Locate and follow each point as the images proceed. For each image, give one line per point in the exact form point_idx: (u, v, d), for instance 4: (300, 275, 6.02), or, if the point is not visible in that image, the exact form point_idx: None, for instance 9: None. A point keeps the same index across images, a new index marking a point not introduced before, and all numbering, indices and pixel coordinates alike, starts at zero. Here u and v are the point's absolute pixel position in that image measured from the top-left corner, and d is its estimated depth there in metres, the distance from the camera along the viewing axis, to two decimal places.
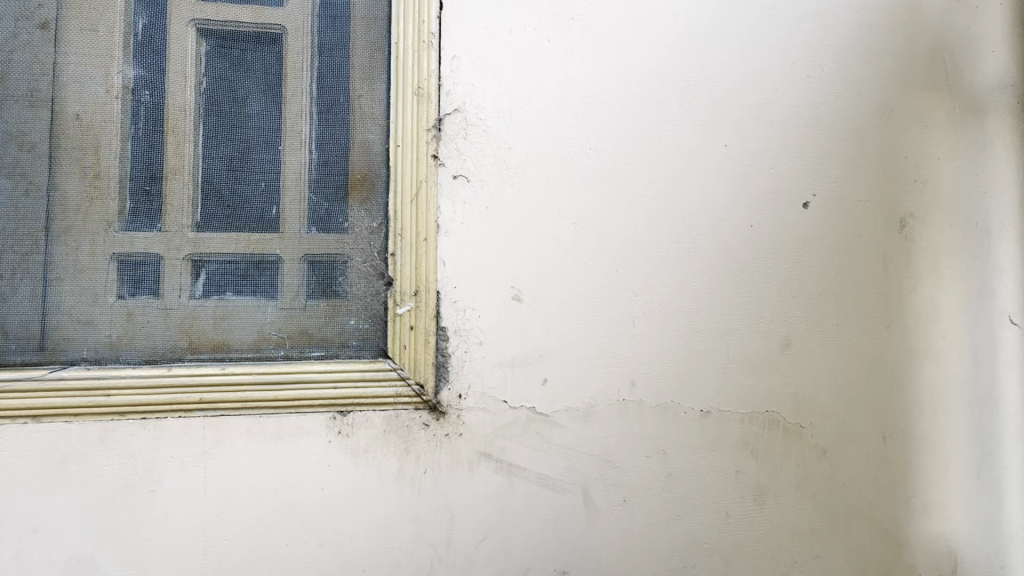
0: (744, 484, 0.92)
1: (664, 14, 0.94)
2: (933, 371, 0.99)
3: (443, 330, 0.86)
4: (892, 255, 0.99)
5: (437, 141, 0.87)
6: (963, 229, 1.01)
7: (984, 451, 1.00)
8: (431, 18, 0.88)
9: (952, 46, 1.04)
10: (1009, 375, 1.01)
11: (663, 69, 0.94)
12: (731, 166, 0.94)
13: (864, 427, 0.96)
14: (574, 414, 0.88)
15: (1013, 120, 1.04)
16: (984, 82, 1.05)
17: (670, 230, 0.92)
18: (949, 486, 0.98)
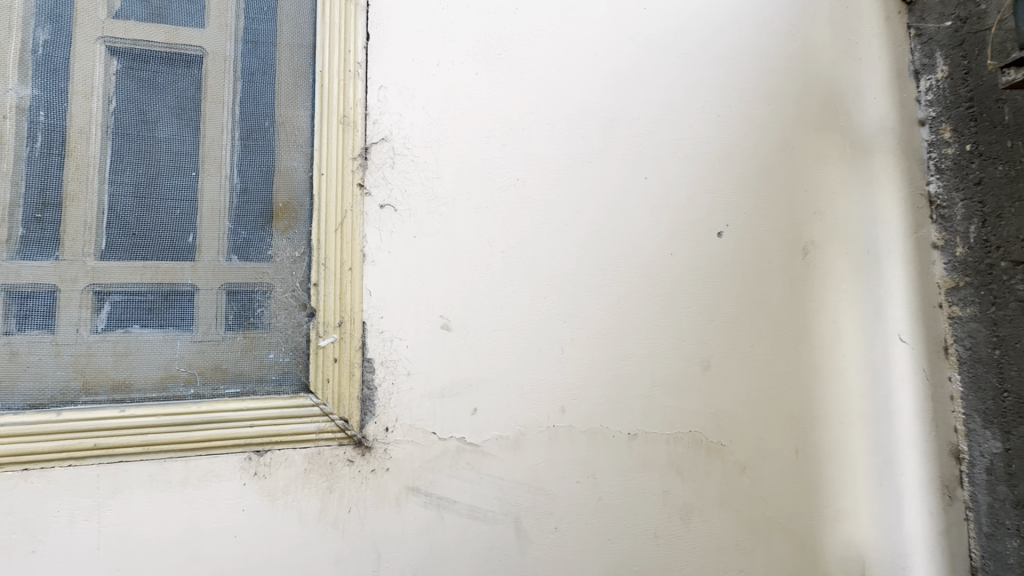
0: (671, 504, 0.95)
1: (587, 54, 0.99)
2: (836, 387, 1.07)
3: (369, 361, 0.84)
4: (797, 280, 1.07)
5: (363, 170, 0.87)
6: (856, 256, 1.12)
7: (883, 460, 1.08)
8: (356, 47, 0.88)
9: (841, 92, 1.16)
10: (899, 388, 1.11)
11: (587, 105, 0.98)
12: (652, 197, 1.00)
13: (779, 443, 1.02)
14: (504, 443, 0.87)
15: (894, 158, 1.17)
16: (869, 125, 1.17)
17: (596, 259, 0.95)
18: (855, 493, 1.06)
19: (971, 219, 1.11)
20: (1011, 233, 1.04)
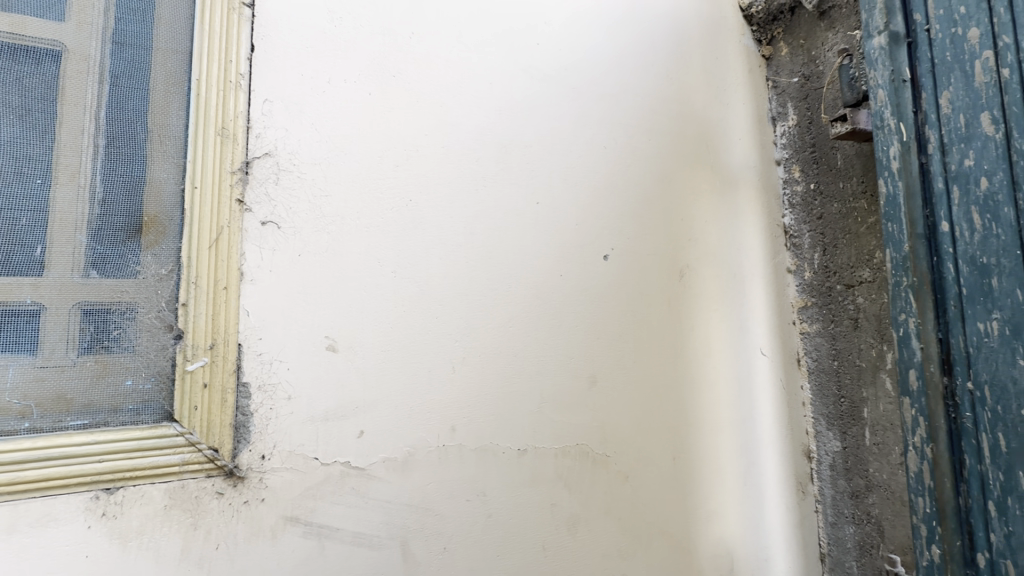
0: (558, 515, 0.98)
1: (482, 82, 1.03)
2: (709, 397, 1.18)
3: (244, 386, 0.80)
4: (675, 300, 1.17)
5: (243, 185, 0.83)
6: (725, 278, 1.25)
7: (748, 462, 1.20)
8: (239, 58, 0.85)
9: (713, 132, 1.30)
10: (761, 396, 1.25)
11: (481, 130, 1.02)
12: (543, 221, 1.05)
13: (659, 451, 1.10)
14: (392, 465, 0.87)
15: (755, 193, 1.33)
16: (735, 162, 1.32)
17: (488, 279, 0.98)
18: (724, 495, 1.16)
19: (814, 248, 1.29)
20: (843, 261, 1.22)
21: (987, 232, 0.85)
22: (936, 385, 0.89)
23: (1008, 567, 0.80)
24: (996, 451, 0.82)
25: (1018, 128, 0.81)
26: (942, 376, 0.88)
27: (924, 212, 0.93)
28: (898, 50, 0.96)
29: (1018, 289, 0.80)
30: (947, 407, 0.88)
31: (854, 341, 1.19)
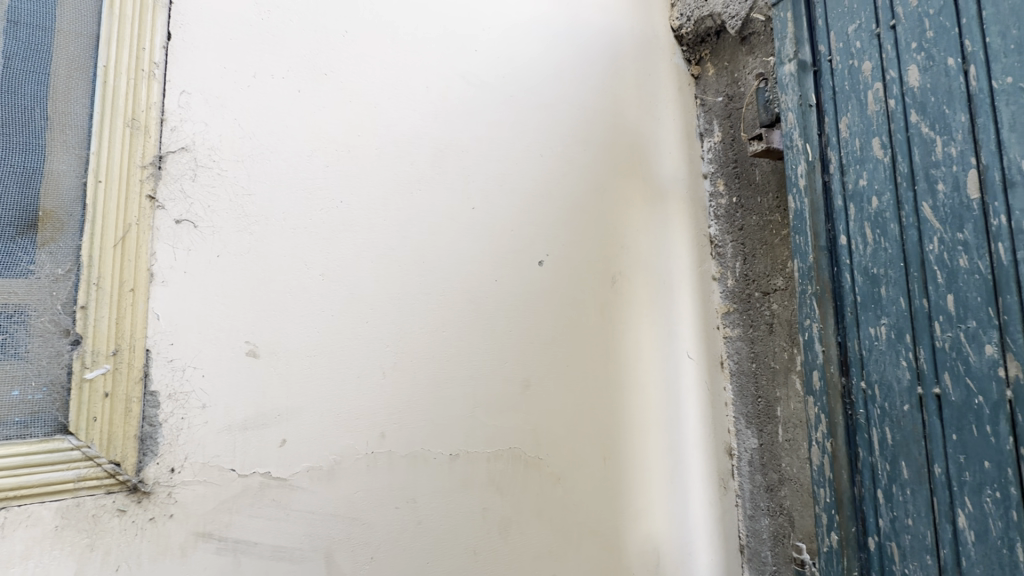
0: (490, 520, 0.99)
1: (417, 85, 1.03)
2: (638, 399, 1.23)
3: (152, 394, 0.75)
4: (607, 305, 1.21)
5: (155, 180, 0.79)
6: (655, 285, 1.30)
7: (675, 461, 1.26)
8: (153, 46, 0.81)
9: (645, 144, 1.36)
10: (687, 397, 1.31)
11: (417, 133, 1.02)
12: (478, 226, 1.06)
13: (590, 453, 1.13)
14: (316, 474, 0.84)
15: (684, 204, 1.41)
16: (666, 175, 1.39)
17: (422, 283, 0.97)
18: (652, 493, 1.21)
19: (736, 257, 1.37)
20: (760, 270, 1.30)
21: (876, 245, 0.93)
22: (835, 384, 0.98)
23: (893, 548, 0.88)
24: (884, 444, 0.90)
25: (902, 153, 0.90)
26: (840, 376, 0.97)
27: (827, 226, 1.01)
28: (806, 77, 1.06)
29: (901, 298, 0.89)
30: (844, 405, 0.96)
31: (769, 345, 1.28)
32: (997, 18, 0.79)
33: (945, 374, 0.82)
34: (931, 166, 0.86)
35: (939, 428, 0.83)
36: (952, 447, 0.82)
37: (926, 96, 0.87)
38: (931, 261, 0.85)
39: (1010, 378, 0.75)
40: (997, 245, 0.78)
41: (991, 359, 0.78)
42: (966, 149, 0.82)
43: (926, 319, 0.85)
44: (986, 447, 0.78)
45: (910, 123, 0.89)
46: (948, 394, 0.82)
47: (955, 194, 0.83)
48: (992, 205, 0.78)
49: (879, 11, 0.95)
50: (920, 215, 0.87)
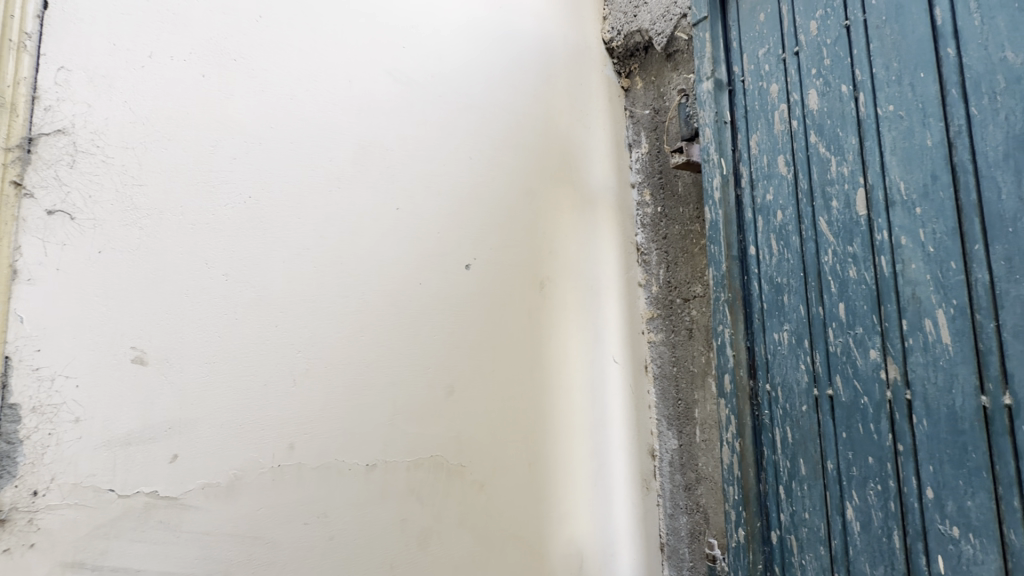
0: (409, 531, 0.95)
1: (339, 78, 0.99)
2: (564, 403, 1.24)
3: (12, 408, 0.66)
4: (535, 310, 1.21)
5: (23, 165, 0.70)
6: (583, 290, 1.32)
7: (599, 463, 1.28)
8: (25, 14, 0.72)
9: (575, 152, 1.38)
10: (612, 401, 1.34)
11: (337, 129, 0.97)
12: (402, 227, 1.03)
13: (515, 458, 1.12)
14: (213, 491, 0.78)
15: (612, 212, 1.44)
16: (595, 183, 1.42)
17: (339, 285, 0.93)
18: (576, 496, 1.22)
19: (660, 265, 1.43)
20: (681, 277, 1.36)
21: (781, 256, 0.99)
22: (743, 387, 1.03)
23: (792, 541, 0.94)
24: (785, 442, 0.96)
25: (803, 171, 0.96)
26: (748, 379, 1.02)
27: (738, 237, 1.07)
28: (722, 95, 1.12)
29: (801, 305, 0.95)
30: (752, 406, 1.02)
31: (689, 349, 1.33)
32: (881, 51, 0.86)
33: (838, 376, 0.89)
34: (827, 184, 0.92)
35: (832, 427, 0.89)
36: (842, 445, 0.88)
37: (823, 119, 0.94)
38: (826, 272, 0.92)
39: (890, 380, 0.82)
40: (880, 258, 0.85)
41: (874, 363, 0.84)
42: (855, 169, 0.89)
43: (822, 325, 0.92)
44: (870, 444, 0.84)
45: (810, 143, 0.96)
46: (839, 395, 0.89)
47: (846, 210, 0.89)
48: (876, 222, 0.86)
49: (785, 38, 1.02)
50: (817, 229, 0.93)
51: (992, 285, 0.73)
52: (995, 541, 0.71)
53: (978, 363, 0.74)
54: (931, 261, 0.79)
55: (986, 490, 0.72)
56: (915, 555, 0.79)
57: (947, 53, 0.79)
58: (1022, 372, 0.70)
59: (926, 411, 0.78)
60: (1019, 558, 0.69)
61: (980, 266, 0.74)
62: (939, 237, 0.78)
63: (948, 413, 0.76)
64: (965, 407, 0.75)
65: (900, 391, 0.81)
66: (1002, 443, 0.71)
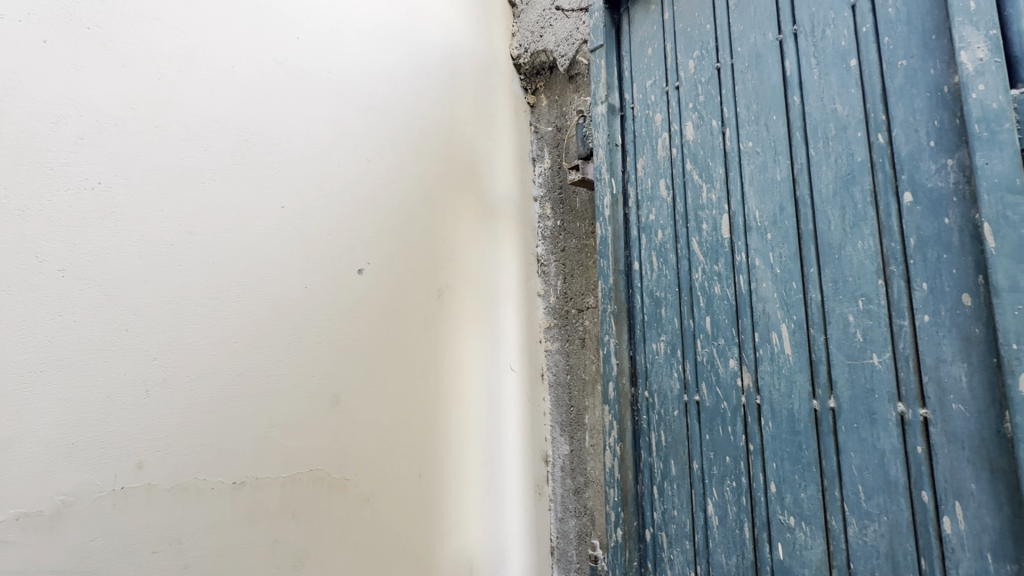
0: (281, 552, 0.89)
1: (220, 62, 0.91)
2: (458, 411, 1.23)
3: None
4: (431, 317, 1.19)
5: None
6: (482, 298, 1.33)
7: (493, 471, 1.29)
8: None
9: (479, 162, 1.39)
10: (507, 408, 1.36)
11: (215, 117, 0.90)
12: (287, 227, 0.97)
13: (404, 469, 1.09)
14: (32, 522, 0.67)
15: (514, 223, 1.47)
16: (498, 193, 1.44)
17: (209, 287, 0.85)
18: (468, 505, 1.21)
19: (558, 276, 1.48)
20: (576, 289, 1.42)
21: (660, 272, 1.08)
22: (625, 394, 1.09)
23: (663, 537, 1.02)
24: (659, 445, 1.04)
25: (680, 194, 1.06)
26: (630, 387, 1.09)
27: (624, 253, 1.14)
28: (614, 119, 1.19)
29: (676, 318, 1.04)
30: (632, 412, 1.09)
31: (582, 358, 1.40)
32: (744, 93, 0.97)
33: (704, 382, 0.98)
34: (699, 208, 1.02)
35: (698, 429, 0.98)
36: (705, 445, 0.96)
37: (697, 150, 1.03)
38: (696, 288, 1.01)
39: (745, 387, 0.92)
40: (739, 276, 0.95)
41: (732, 371, 0.94)
42: (721, 196, 0.99)
43: (692, 336, 1.00)
44: (728, 444, 0.93)
45: (686, 169, 1.05)
46: (704, 400, 0.97)
47: (713, 232, 0.99)
48: (737, 244, 0.95)
49: (668, 72, 1.11)
50: (690, 248, 1.02)
51: (822, 303, 0.84)
52: (821, 527, 0.81)
53: (810, 371, 0.84)
54: (777, 281, 0.89)
55: (815, 482, 0.82)
56: (760, 543, 0.88)
57: (794, 100, 0.90)
58: (842, 379, 0.81)
59: (772, 414, 0.88)
60: (838, 541, 0.80)
61: (814, 287, 0.85)
62: (784, 260, 0.89)
63: (788, 415, 0.86)
64: (801, 410, 0.85)
65: (752, 397, 0.91)
66: (827, 441, 0.82)
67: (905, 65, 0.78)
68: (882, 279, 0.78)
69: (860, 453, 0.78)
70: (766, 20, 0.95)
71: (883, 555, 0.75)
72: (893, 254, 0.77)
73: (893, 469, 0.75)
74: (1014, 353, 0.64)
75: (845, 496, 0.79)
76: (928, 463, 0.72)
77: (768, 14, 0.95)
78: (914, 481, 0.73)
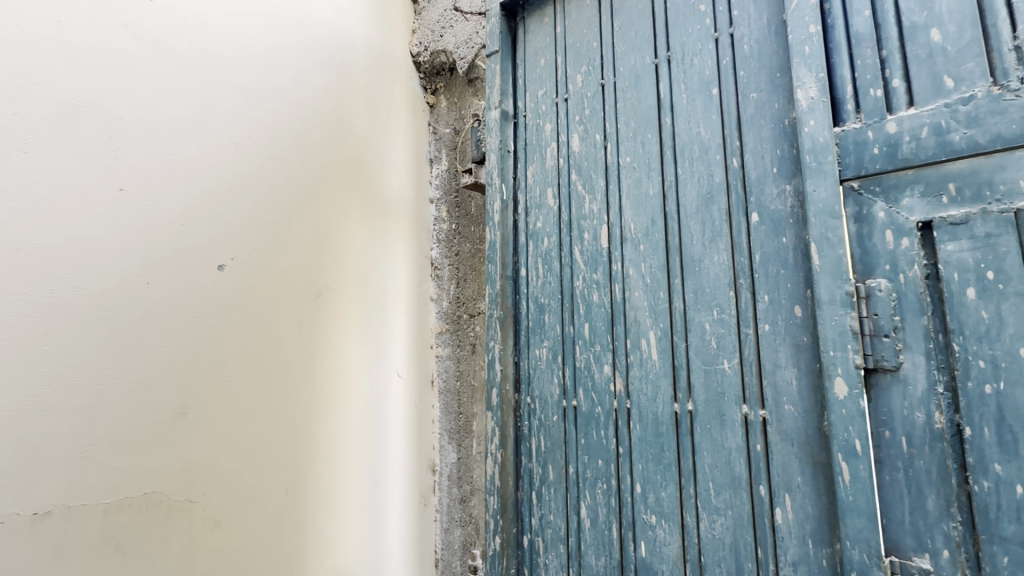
0: None
1: (41, 15, 0.78)
2: (336, 422, 1.14)
3: None
4: (307, 320, 1.11)
5: None
6: (367, 301, 1.26)
7: (374, 483, 1.22)
8: None
9: (371, 158, 1.33)
10: (393, 417, 1.29)
11: (32, 77, 0.76)
12: (126, 214, 0.84)
13: (266, 487, 0.99)
14: None
15: (408, 224, 1.42)
16: (391, 192, 1.38)
17: (11, 279, 0.72)
18: (344, 521, 1.13)
19: (450, 281, 1.46)
20: (469, 294, 1.43)
21: (545, 279, 1.09)
22: (508, 400, 1.09)
23: (539, 543, 1.02)
24: (539, 450, 1.05)
25: (564, 204, 1.08)
26: (513, 393, 1.09)
27: (513, 259, 1.14)
28: (506, 125, 1.20)
29: (558, 324, 1.05)
30: (514, 418, 1.08)
31: (472, 363, 1.40)
32: (624, 111, 1.02)
33: (581, 388, 1.00)
34: (582, 218, 1.05)
35: (574, 434, 1.00)
36: (580, 449, 0.99)
37: (581, 161, 1.06)
38: (577, 295, 1.03)
39: (617, 391, 0.95)
40: (614, 285, 0.98)
41: (606, 377, 0.97)
42: (601, 208, 1.02)
43: (571, 342, 1.03)
44: (600, 447, 0.96)
45: (571, 180, 1.08)
46: (581, 405, 1.00)
47: (593, 242, 1.02)
48: (613, 254, 0.99)
49: (558, 85, 1.14)
50: (573, 256, 1.05)
51: (684, 312, 0.89)
52: (677, 524, 0.86)
53: (673, 376, 0.89)
54: (648, 290, 0.94)
55: (675, 482, 0.87)
56: (626, 542, 0.91)
57: (666, 121, 0.96)
58: (699, 383, 0.86)
59: (640, 417, 0.92)
60: (692, 536, 0.85)
61: (677, 297, 0.91)
62: (653, 271, 0.94)
63: (653, 418, 0.90)
64: (664, 413, 0.89)
65: (623, 401, 0.94)
66: (684, 442, 0.87)
67: (756, 97, 0.86)
68: (733, 291, 0.85)
69: (711, 452, 0.84)
70: (645, 44, 1.01)
71: (727, 547, 0.81)
72: (742, 269, 0.84)
73: (738, 466, 0.81)
74: (832, 359, 0.72)
75: (698, 493, 0.84)
76: (764, 460, 0.79)
77: (646, 38, 1.01)
78: (754, 477, 0.80)
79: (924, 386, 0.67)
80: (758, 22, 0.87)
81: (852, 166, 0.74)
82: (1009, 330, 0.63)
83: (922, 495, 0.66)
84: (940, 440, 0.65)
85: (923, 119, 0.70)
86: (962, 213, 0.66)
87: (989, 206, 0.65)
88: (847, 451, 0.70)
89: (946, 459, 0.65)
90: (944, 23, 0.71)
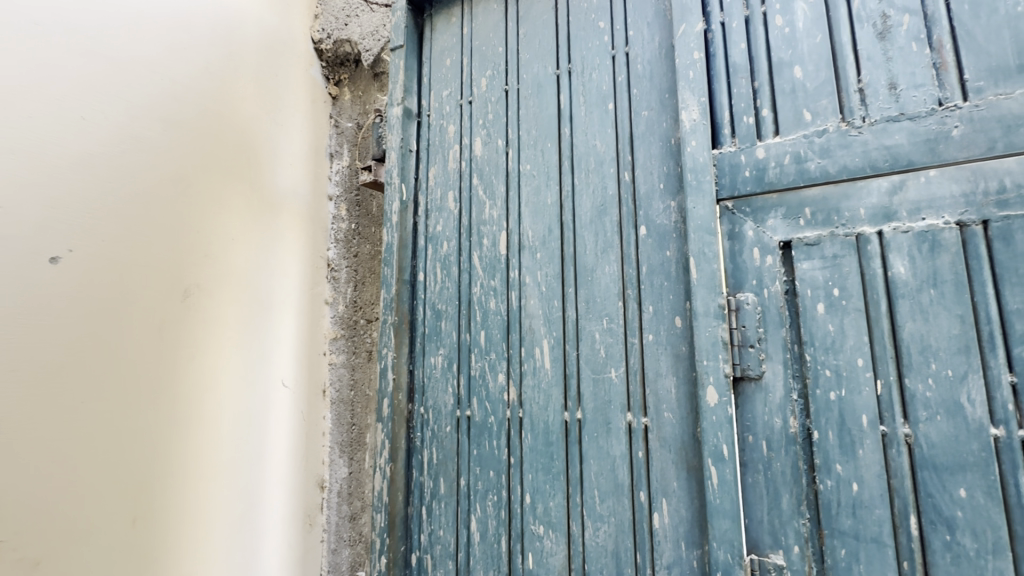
0: None
1: None
2: (203, 438, 1.02)
3: None
4: (169, 324, 0.97)
5: None
6: (247, 303, 1.15)
7: (248, 505, 1.10)
8: None
9: (259, 147, 1.21)
10: (274, 431, 1.18)
11: None
12: None
13: (106, 517, 0.85)
14: None
15: (301, 221, 1.31)
16: (282, 185, 1.27)
17: None
18: (209, 550, 1.00)
19: (348, 283, 1.39)
20: (367, 298, 1.39)
21: (443, 284, 1.05)
22: (401, 411, 1.03)
23: (428, 560, 0.98)
24: (431, 463, 1.00)
25: (465, 208, 1.05)
26: (406, 404, 1.04)
27: (410, 262, 1.10)
28: (409, 123, 1.15)
29: (454, 332, 1.02)
30: (407, 430, 1.03)
31: (367, 372, 1.37)
32: (525, 118, 1.02)
33: (475, 397, 0.97)
34: (482, 224, 1.03)
35: (467, 445, 0.97)
36: (472, 461, 0.96)
37: (483, 166, 1.05)
38: (474, 302, 1.01)
39: (510, 401, 0.94)
40: (511, 293, 0.97)
41: (500, 386, 0.95)
42: (501, 214, 1.01)
43: (467, 351, 1.00)
44: (492, 458, 0.94)
45: (472, 184, 1.05)
46: (474, 415, 0.97)
47: (492, 248, 1.00)
48: (511, 261, 0.98)
49: (463, 86, 1.11)
50: (471, 262, 1.02)
51: (577, 322, 0.90)
52: (564, 533, 0.86)
53: (564, 385, 0.90)
54: (543, 299, 0.94)
55: (562, 491, 0.87)
56: (514, 555, 0.90)
57: (565, 132, 0.97)
58: (588, 392, 0.87)
59: (531, 426, 0.91)
60: (577, 545, 0.85)
61: (570, 306, 0.91)
62: (549, 280, 0.94)
63: (544, 427, 0.90)
64: (555, 422, 0.89)
65: (516, 410, 0.93)
66: (573, 450, 0.87)
67: (646, 115, 0.89)
68: (621, 302, 0.87)
69: (597, 459, 0.85)
70: (548, 54, 1.02)
71: (609, 554, 0.82)
72: (630, 280, 0.87)
73: (621, 473, 0.83)
74: (705, 368, 0.76)
75: (584, 501, 0.85)
76: (645, 466, 0.81)
77: (550, 48, 1.02)
78: (635, 483, 0.82)
79: (781, 394, 0.72)
80: (651, 44, 0.91)
81: (727, 187, 0.79)
82: (850, 342, 0.69)
83: (778, 495, 0.70)
84: (793, 443, 0.71)
85: (785, 148, 0.76)
86: (815, 235, 0.73)
87: (836, 230, 0.72)
88: (716, 455, 0.73)
89: (798, 460, 0.70)
90: (805, 62, 0.78)
